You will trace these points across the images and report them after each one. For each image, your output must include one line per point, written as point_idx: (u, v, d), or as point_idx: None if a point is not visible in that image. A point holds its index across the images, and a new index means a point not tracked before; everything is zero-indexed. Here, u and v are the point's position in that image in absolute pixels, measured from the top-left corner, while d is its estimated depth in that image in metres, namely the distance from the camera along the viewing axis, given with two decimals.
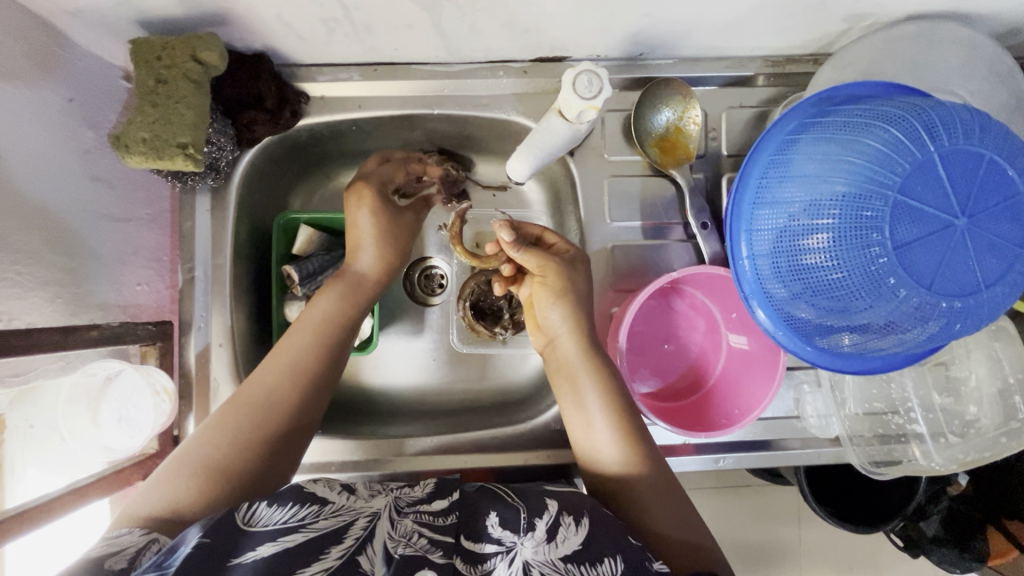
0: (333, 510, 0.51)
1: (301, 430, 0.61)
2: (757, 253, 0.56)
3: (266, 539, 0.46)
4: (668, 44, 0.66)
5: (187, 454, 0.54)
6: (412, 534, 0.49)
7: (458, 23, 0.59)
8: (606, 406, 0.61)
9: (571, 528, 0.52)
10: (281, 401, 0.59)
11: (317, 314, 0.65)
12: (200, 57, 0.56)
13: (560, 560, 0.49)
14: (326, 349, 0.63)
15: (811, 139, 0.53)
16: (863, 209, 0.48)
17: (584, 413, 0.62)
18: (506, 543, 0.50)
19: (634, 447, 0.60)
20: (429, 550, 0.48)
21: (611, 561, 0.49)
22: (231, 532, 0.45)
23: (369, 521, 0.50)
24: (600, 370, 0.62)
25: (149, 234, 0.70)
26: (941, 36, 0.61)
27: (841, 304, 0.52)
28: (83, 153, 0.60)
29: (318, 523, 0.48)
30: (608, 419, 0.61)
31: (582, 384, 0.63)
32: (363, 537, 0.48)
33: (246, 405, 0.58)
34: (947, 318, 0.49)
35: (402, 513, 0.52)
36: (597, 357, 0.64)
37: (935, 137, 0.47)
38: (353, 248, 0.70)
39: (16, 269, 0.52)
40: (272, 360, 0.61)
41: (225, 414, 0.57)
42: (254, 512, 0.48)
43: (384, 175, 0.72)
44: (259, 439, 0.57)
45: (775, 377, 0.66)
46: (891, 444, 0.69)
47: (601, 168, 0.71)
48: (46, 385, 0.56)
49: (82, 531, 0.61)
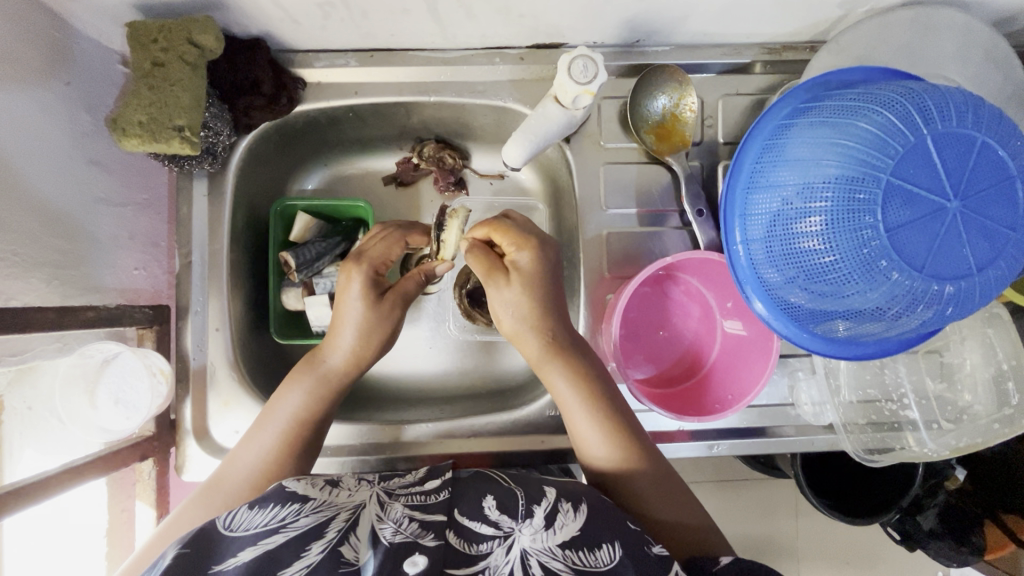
0: (314, 506, 0.50)
1: (322, 425, 0.64)
2: (751, 238, 0.57)
3: (247, 543, 0.45)
4: (664, 30, 0.66)
5: (232, 459, 0.60)
6: (403, 518, 0.49)
7: (454, 8, 0.59)
8: (580, 397, 0.61)
9: (569, 514, 0.52)
10: (308, 401, 0.63)
11: (337, 361, 0.65)
12: (196, 40, 0.56)
13: (557, 547, 0.48)
14: (332, 386, 0.64)
15: (806, 123, 0.53)
16: (856, 192, 0.48)
17: (564, 409, 0.62)
18: (504, 528, 0.50)
19: (621, 440, 0.60)
20: (420, 534, 0.48)
21: (609, 547, 0.49)
22: (212, 539, 0.46)
23: (352, 513, 0.50)
24: (569, 366, 0.62)
25: (146, 219, 0.70)
26: (935, 22, 0.61)
27: (835, 288, 0.52)
28: (80, 136, 0.60)
29: (300, 522, 0.48)
30: (587, 413, 0.61)
31: (555, 381, 0.62)
32: (345, 528, 0.48)
33: (274, 417, 0.62)
34: (939, 302, 0.49)
35: (393, 496, 0.54)
36: (565, 350, 0.62)
37: (929, 120, 0.47)
38: (332, 337, 0.65)
39: (12, 249, 0.52)
40: (276, 401, 0.63)
41: (261, 421, 0.62)
42: (236, 518, 0.48)
43: (376, 262, 0.67)
44: (289, 440, 0.61)
45: (769, 364, 0.66)
46: (884, 431, 0.69)
47: (598, 156, 0.71)
48: (44, 366, 0.57)
49: (79, 511, 0.61)
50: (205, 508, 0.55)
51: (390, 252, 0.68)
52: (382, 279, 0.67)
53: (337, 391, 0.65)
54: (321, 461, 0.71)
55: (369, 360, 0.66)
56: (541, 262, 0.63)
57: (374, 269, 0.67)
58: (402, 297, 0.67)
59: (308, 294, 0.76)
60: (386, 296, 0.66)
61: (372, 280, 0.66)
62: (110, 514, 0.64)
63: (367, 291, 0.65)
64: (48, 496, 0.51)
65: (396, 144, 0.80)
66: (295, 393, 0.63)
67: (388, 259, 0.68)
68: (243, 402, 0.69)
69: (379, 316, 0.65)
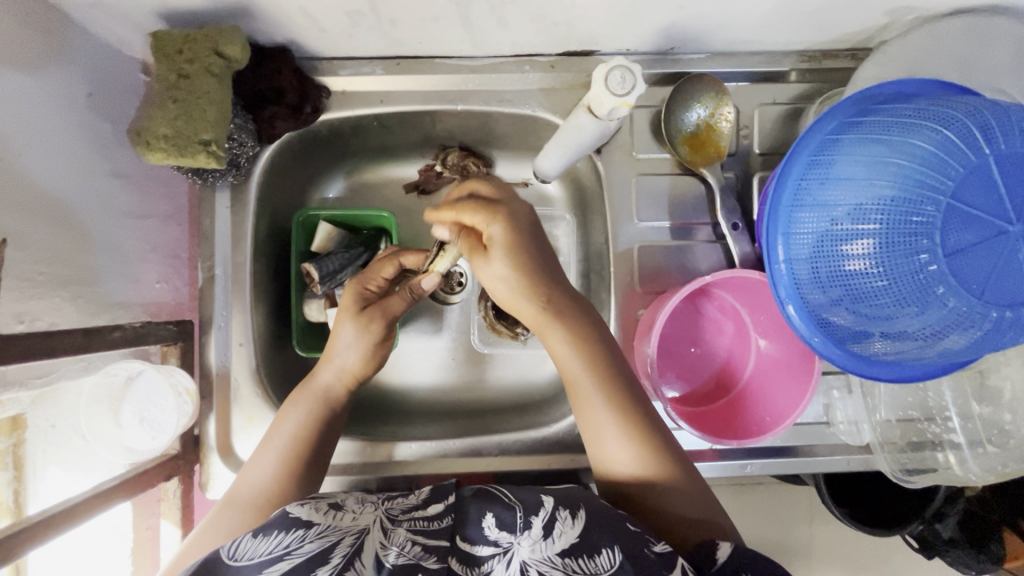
0: (319, 531, 0.48)
1: (326, 444, 0.63)
2: (794, 257, 0.54)
3: (253, 572, 0.44)
4: (701, 38, 0.64)
5: (240, 479, 0.60)
6: (406, 543, 0.48)
7: (486, 16, 0.57)
8: (585, 365, 0.58)
9: (568, 521, 0.50)
10: (310, 416, 0.63)
11: (325, 379, 0.65)
12: (222, 51, 0.54)
13: (556, 556, 0.47)
14: (331, 405, 0.64)
15: (856, 139, 0.51)
16: (912, 214, 0.46)
17: (571, 382, 0.60)
18: (503, 544, 0.49)
19: (626, 409, 0.58)
20: (424, 557, 0.47)
21: (609, 552, 0.47)
22: (217, 568, 0.45)
23: (357, 538, 0.48)
24: (573, 331, 0.59)
25: (167, 230, 0.69)
26: (987, 33, 0.59)
27: (885, 312, 0.50)
28: (101, 149, 0.58)
29: (305, 548, 0.46)
30: (597, 385, 0.58)
31: (559, 347, 0.59)
32: (350, 554, 0.46)
33: (273, 438, 0.61)
34: (994, 328, 0.47)
35: (395, 522, 0.51)
36: (568, 313, 0.60)
37: (992, 140, 0.45)
38: (324, 360, 0.65)
39: (36, 269, 0.51)
40: (277, 421, 0.62)
41: (263, 442, 0.61)
42: (239, 546, 0.46)
43: (365, 280, 0.68)
44: (292, 463, 0.60)
45: (808, 384, 0.64)
46: (925, 451, 0.67)
47: (629, 166, 0.69)
48: (67, 385, 0.56)
49: (102, 530, 0.60)
50: (217, 532, 0.54)
51: (383, 271, 0.69)
52: (369, 295, 0.68)
53: (337, 406, 0.65)
54: (344, 477, 0.70)
55: (364, 379, 0.67)
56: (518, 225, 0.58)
57: (363, 285, 0.68)
58: (383, 311, 0.66)
59: (330, 305, 0.74)
60: (368, 309, 0.66)
61: (361, 298, 0.67)
62: (135, 532, 0.63)
63: (354, 309, 0.66)
64: (76, 521, 0.50)
65: (418, 152, 0.78)
66: (297, 411, 0.62)
67: (379, 278, 0.69)
68: (267, 418, 0.68)
69: (364, 330, 0.65)
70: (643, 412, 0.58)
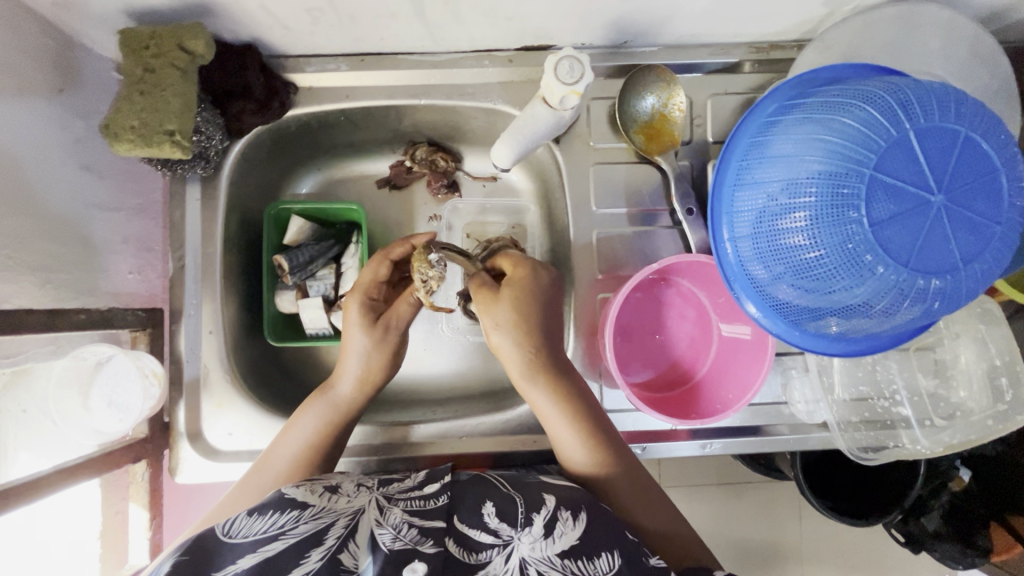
0: (314, 512, 0.48)
1: (337, 448, 0.64)
2: (738, 236, 0.57)
3: (247, 551, 0.44)
4: (651, 31, 0.66)
5: (259, 465, 0.62)
6: (402, 524, 0.48)
7: (442, 13, 0.60)
8: (566, 418, 0.61)
9: (569, 522, 0.50)
10: (323, 421, 0.64)
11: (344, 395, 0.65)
12: (185, 47, 0.57)
13: (556, 556, 0.47)
14: (342, 418, 0.65)
15: (793, 119, 0.53)
16: (839, 187, 0.48)
17: (546, 422, 0.62)
18: (504, 536, 0.49)
19: (589, 431, 0.61)
20: (420, 541, 0.46)
21: (609, 556, 0.47)
22: (211, 548, 0.44)
23: (351, 519, 0.48)
24: (551, 379, 0.61)
25: (140, 224, 0.71)
26: (920, 21, 0.62)
27: (822, 285, 0.51)
28: (73, 142, 0.61)
29: (299, 528, 0.46)
30: (567, 421, 0.61)
31: (540, 403, 0.62)
32: (345, 534, 0.46)
33: (287, 436, 0.62)
34: (927, 297, 0.49)
35: (391, 500, 0.52)
36: (553, 373, 0.62)
37: (911, 115, 0.47)
38: (337, 366, 0.66)
39: (4, 253, 0.52)
40: (291, 426, 0.63)
41: (280, 438, 0.63)
42: (235, 523, 0.47)
43: (367, 287, 0.67)
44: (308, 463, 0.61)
45: (765, 362, 0.66)
46: (880, 430, 0.69)
47: (587, 156, 0.72)
48: (39, 368, 0.57)
49: (72, 513, 0.62)
50: (251, 494, 0.58)
51: (379, 272, 0.67)
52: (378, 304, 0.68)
53: (348, 419, 0.66)
54: None
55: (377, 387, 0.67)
56: (539, 282, 0.64)
57: (367, 295, 0.67)
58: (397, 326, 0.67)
59: (302, 297, 0.76)
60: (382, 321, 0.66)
61: (369, 308, 0.67)
62: (104, 515, 0.65)
63: (366, 321, 0.66)
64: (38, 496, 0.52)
65: (388, 147, 0.81)
66: (311, 417, 0.63)
67: (378, 280, 0.68)
68: (236, 404, 0.69)
69: (377, 342, 0.66)
70: (614, 444, 0.61)
